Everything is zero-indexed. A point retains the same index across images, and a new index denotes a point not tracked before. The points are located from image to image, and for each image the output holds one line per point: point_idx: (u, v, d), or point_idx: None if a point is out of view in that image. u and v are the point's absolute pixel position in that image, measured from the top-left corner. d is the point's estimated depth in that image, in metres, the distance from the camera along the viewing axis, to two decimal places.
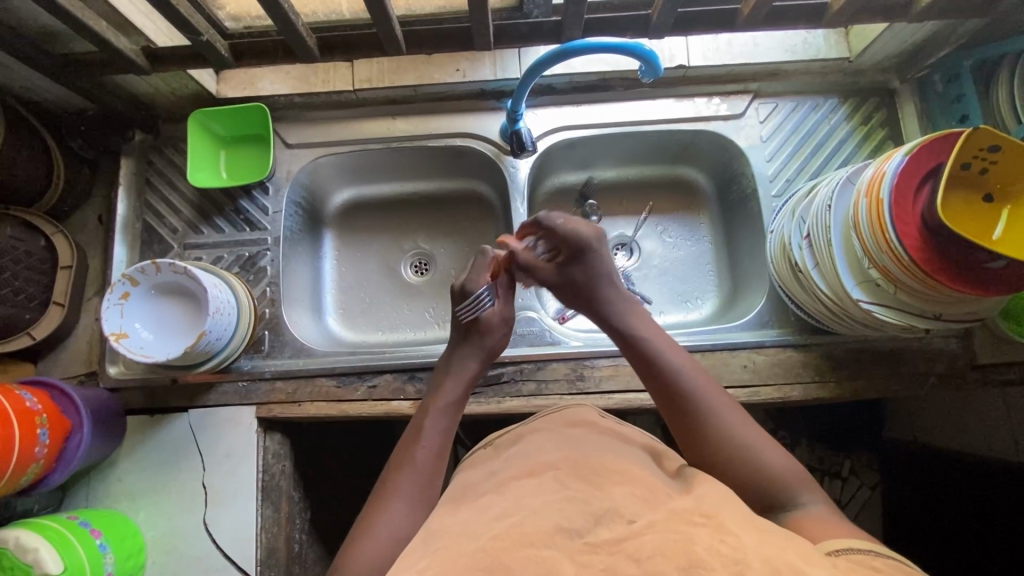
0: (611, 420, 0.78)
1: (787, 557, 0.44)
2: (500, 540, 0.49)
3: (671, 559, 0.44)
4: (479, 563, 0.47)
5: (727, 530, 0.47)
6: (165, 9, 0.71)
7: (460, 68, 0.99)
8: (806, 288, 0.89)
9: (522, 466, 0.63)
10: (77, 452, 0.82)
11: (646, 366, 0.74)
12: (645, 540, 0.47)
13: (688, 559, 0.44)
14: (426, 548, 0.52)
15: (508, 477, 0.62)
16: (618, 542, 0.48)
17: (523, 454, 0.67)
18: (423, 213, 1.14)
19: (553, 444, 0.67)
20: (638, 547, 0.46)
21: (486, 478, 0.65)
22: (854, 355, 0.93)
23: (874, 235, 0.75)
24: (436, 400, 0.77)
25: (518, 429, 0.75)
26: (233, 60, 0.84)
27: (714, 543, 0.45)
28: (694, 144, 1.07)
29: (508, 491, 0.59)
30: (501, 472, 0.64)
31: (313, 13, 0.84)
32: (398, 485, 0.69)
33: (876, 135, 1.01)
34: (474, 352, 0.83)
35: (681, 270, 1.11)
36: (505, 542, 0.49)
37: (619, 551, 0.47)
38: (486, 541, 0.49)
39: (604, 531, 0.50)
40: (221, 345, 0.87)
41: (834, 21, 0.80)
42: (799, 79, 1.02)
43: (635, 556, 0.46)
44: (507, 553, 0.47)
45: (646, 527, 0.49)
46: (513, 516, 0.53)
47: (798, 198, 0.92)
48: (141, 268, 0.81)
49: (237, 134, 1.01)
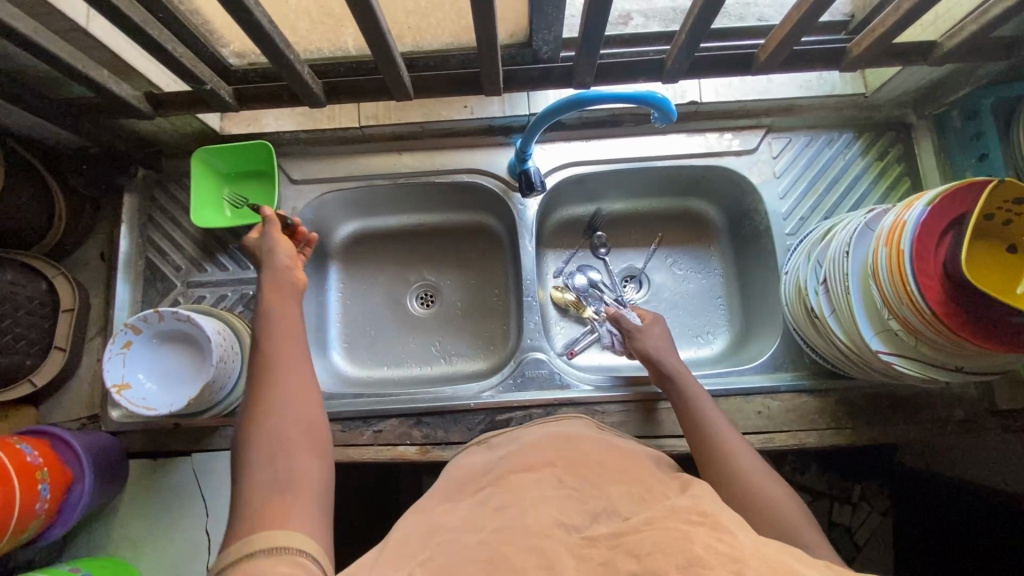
0: (610, 433, 0.79)
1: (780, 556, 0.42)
2: (500, 534, 0.48)
3: (671, 555, 0.42)
4: (483, 553, 0.46)
5: (724, 528, 0.45)
6: (164, 58, 0.69)
7: (467, 105, 0.97)
8: (823, 334, 0.87)
9: (520, 459, 0.65)
10: (79, 503, 0.81)
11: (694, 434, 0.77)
12: (644, 536, 0.46)
13: (687, 556, 0.42)
14: (426, 542, 0.51)
15: (507, 472, 0.63)
16: (617, 535, 0.48)
17: (526, 449, 0.67)
18: (428, 245, 1.13)
19: (554, 442, 0.68)
20: (639, 543, 0.45)
21: (486, 470, 0.66)
22: (871, 401, 0.91)
23: (894, 285, 0.73)
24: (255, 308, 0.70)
25: (517, 432, 0.77)
26: (237, 104, 0.82)
27: (711, 540, 0.43)
28: (706, 178, 1.05)
29: (510, 483, 0.59)
30: (499, 468, 0.64)
31: (317, 51, 0.82)
32: (274, 411, 0.59)
33: (892, 172, 0.99)
34: (275, 261, 0.75)
35: (691, 304, 1.09)
36: (508, 535, 0.48)
37: (617, 544, 0.46)
38: (486, 534, 0.49)
39: (601, 527, 0.50)
40: (224, 392, 0.85)
41: (851, 66, 0.78)
42: (813, 114, 1.00)
43: (635, 552, 0.44)
44: (511, 545, 0.47)
45: (644, 523, 0.48)
46: (514, 508, 0.53)
47: (814, 240, 0.90)
48: (143, 317, 0.80)
49: (240, 170, 0.99)
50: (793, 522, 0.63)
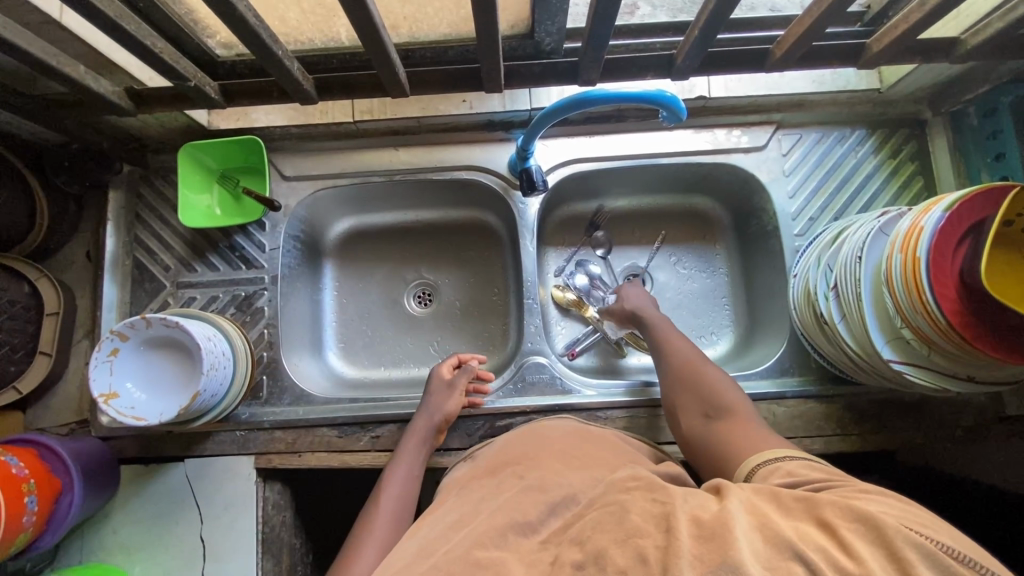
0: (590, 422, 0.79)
1: (708, 503, 0.47)
2: (454, 551, 0.50)
3: (610, 532, 0.46)
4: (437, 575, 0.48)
5: (658, 488, 0.50)
6: (146, 56, 0.64)
7: (466, 99, 0.93)
8: (832, 340, 0.85)
9: (486, 463, 0.69)
10: (69, 512, 0.79)
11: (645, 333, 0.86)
12: (587, 522, 0.49)
13: (625, 529, 0.45)
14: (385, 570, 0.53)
15: (471, 477, 0.67)
16: (564, 530, 0.51)
17: (496, 450, 0.71)
18: (426, 242, 1.09)
19: (519, 438, 0.72)
20: (580, 530, 0.48)
21: (460, 477, 0.68)
22: (878, 406, 0.90)
23: (909, 294, 0.70)
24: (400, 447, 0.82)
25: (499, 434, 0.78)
26: (223, 101, 0.77)
27: (646, 505, 0.47)
28: (713, 176, 1.02)
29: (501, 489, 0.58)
30: (463, 474, 0.69)
31: (309, 41, 0.78)
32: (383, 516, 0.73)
33: (905, 171, 0.96)
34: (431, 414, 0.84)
35: (695, 304, 1.07)
36: (458, 548, 0.51)
37: (564, 538, 0.50)
38: (435, 560, 0.50)
39: (555, 521, 0.53)
40: (216, 400, 0.82)
41: (871, 63, 0.75)
42: (824, 110, 0.97)
43: (578, 540, 0.47)
44: (458, 562, 0.49)
45: (586, 508, 0.52)
46: (468, 524, 0.55)
47: (825, 243, 0.87)
48: (131, 323, 0.76)
49: (230, 167, 0.95)
50: (721, 395, 0.72)
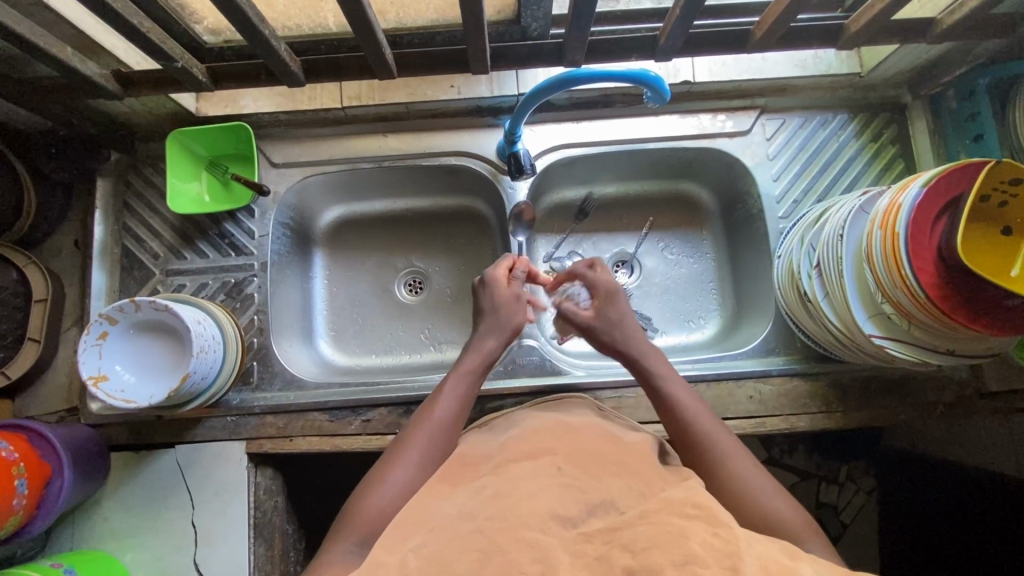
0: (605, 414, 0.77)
1: (776, 556, 0.48)
2: (495, 520, 0.51)
3: (667, 551, 0.47)
4: (476, 542, 0.49)
5: (720, 522, 0.49)
6: (134, 36, 0.65)
7: (454, 84, 0.94)
8: (816, 318, 0.86)
9: (522, 444, 0.64)
10: (59, 498, 0.79)
11: (678, 435, 0.69)
12: (639, 530, 0.49)
13: (683, 552, 0.46)
14: (417, 525, 0.54)
15: (506, 458, 0.62)
16: (611, 530, 0.51)
17: (525, 433, 0.67)
18: (415, 230, 1.10)
19: (550, 429, 0.67)
20: (634, 537, 0.49)
21: (484, 455, 0.65)
22: (862, 383, 0.91)
23: (889, 269, 0.72)
24: (454, 370, 0.75)
25: (518, 416, 0.75)
26: (211, 84, 0.78)
27: (707, 537, 0.48)
28: (699, 160, 1.03)
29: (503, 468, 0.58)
30: (497, 453, 0.64)
31: (297, 27, 0.78)
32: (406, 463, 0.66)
33: (886, 154, 0.98)
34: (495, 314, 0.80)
35: (683, 289, 1.08)
36: (504, 521, 0.51)
37: (611, 539, 0.50)
38: (483, 519, 0.52)
39: (596, 520, 0.53)
40: (206, 383, 0.83)
41: (849, 45, 0.76)
42: (807, 94, 0.98)
43: (631, 546, 0.48)
44: (508, 535, 0.50)
45: (638, 517, 0.51)
46: (510, 496, 0.54)
47: (808, 224, 0.89)
48: (119, 306, 0.76)
49: (219, 154, 0.95)
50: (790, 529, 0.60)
